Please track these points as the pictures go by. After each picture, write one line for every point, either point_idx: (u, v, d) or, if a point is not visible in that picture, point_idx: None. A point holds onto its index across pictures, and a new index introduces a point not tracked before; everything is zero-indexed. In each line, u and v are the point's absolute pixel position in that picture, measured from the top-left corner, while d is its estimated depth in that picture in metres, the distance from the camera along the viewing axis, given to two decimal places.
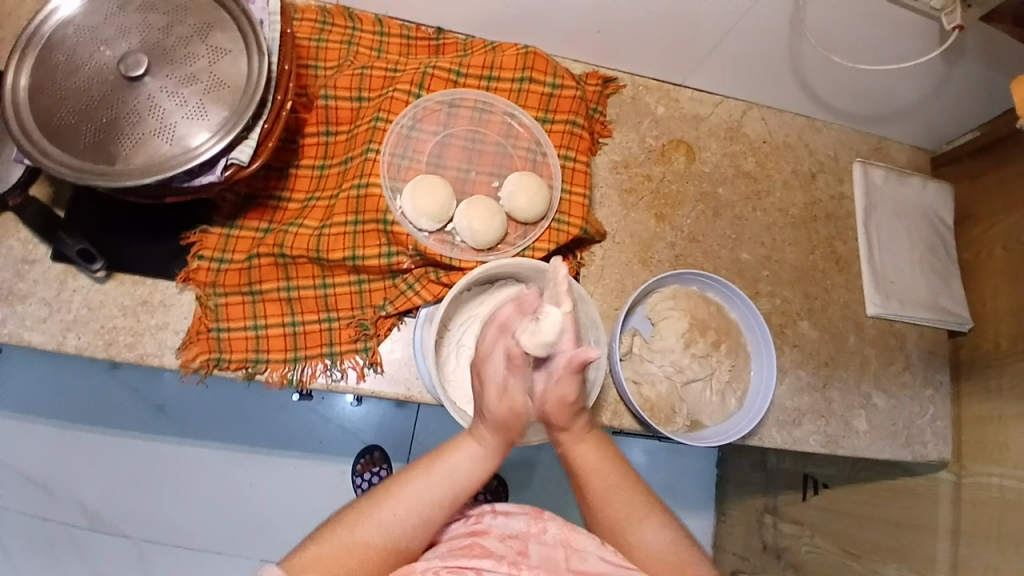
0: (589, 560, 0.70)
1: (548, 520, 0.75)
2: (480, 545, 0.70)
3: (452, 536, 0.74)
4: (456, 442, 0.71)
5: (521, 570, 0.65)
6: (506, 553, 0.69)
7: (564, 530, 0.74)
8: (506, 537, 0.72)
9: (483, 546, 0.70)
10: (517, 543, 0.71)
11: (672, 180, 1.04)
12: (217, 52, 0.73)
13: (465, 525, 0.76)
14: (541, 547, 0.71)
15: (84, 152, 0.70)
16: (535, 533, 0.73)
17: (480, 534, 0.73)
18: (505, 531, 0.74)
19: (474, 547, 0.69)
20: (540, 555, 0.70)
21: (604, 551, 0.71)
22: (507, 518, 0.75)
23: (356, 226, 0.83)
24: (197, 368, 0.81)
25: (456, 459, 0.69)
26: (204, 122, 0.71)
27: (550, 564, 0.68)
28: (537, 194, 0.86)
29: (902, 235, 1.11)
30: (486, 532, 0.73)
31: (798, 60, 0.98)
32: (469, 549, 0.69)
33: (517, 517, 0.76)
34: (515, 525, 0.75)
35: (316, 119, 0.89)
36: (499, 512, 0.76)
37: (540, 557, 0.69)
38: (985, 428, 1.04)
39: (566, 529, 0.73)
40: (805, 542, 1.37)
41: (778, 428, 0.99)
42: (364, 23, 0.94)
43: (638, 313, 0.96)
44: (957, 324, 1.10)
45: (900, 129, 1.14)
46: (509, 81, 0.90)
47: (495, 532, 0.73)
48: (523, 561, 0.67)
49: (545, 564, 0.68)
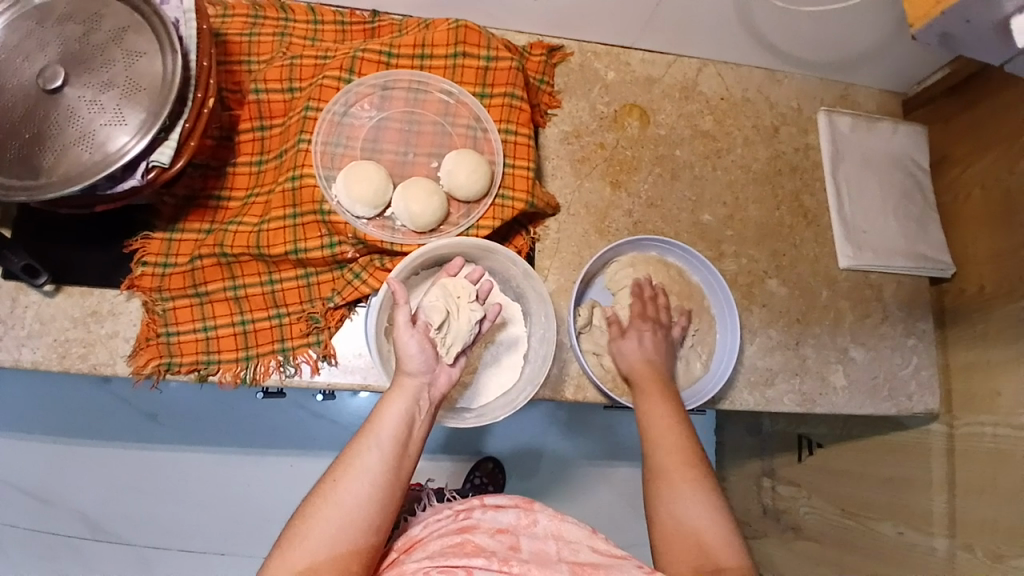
0: (581, 551, 0.75)
1: (538, 512, 0.81)
2: (471, 541, 0.72)
3: (440, 533, 0.76)
4: (379, 406, 0.69)
5: (512, 565, 0.68)
6: (498, 548, 0.72)
7: (554, 522, 0.79)
8: (495, 531, 0.76)
9: (474, 543, 0.72)
10: (507, 538, 0.75)
11: (626, 146, 1.01)
12: (132, 55, 0.73)
13: (453, 521, 0.78)
14: (532, 540, 0.76)
15: (11, 169, 0.70)
16: (525, 526, 0.78)
17: (469, 530, 0.75)
18: (495, 526, 0.78)
19: (465, 544, 0.71)
20: (531, 549, 0.73)
21: (594, 541, 0.77)
22: (497, 512, 0.80)
23: (294, 219, 0.82)
24: (149, 374, 0.81)
25: (390, 413, 0.68)
26: (123, 126, 0.71)
27: (541, 556, 0.73)
28: (476, 171, 0.84)
29: (873, 182, 1.07)
30: (475, 528, 0.76)
31: (745, 10, 0.95)
32: (460, 546, 0.71)
33: (508, 511, 0.80)
34: (503, 519, 0.79)
35: (249, 114, 0.88)
36: (488, 507, 0.80)
37: (531, 550, 0.73)
38: (974, 375, 1.01)
39: (556, 520, 0.80)
40: (803, 504, 1.35)
41: (750, 390, 0.97)
42: (296, 13, 0.93)
43: (596, 284, 0.94)
44: (937, 270, 1.06)
45: (866, 73, 1.09)
46: (442, 58, 0.88)
47: (485, 527, 0.77)
48: (514, 555, 0.71)
49: (536, 558, 0.72)
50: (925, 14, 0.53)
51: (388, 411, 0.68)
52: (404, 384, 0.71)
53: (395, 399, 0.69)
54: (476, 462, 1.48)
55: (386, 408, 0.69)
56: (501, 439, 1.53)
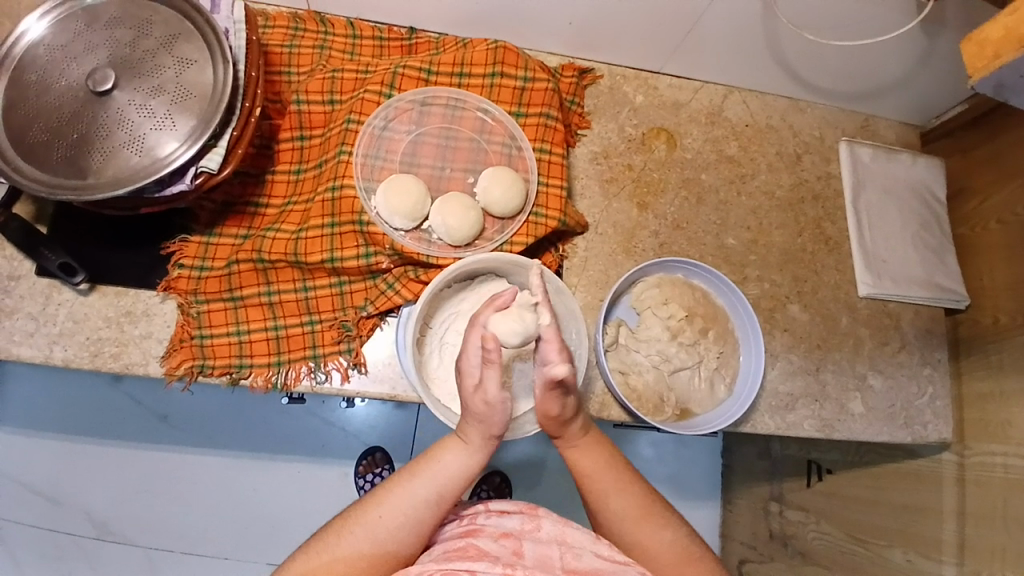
0: (584, 556, 0.70)
1: (542, 518, 0.76)
2: (474, 546, 0.69)
3: (447, 537, 0.74)
4: (440, 449, 0.71)
5: (516, 570, 0.65)
6: (501, 553, 0.69)
7: (559, 527, 0.74)
8: (500, 536, 0.72)
9: (477, 547, 0.69)
10: (512, 542, 0.71)
11: (653, 168, 1.03)
12: (183, 62, 0.74)
13: (459, 526, 0.75)
14: (536, 545, 0.71)
15: (57, 169, 0.71)
16: (530, 531, 0.73)
17: (474, 534, 0.72)
18: (499, 530, 0.74)
19: (467, 548, 0.69)
20: (534, 554, 0.69)
21: (598, 546, 0.72)
22: (501, 517, 0.75)
23: (332, 228, 0.83)
24: (181, 376, 0.82)
25: (446, 460, 0.69)
26: (173, 132, 0.72)
27: (543, 561, 0.68)
28: (511, 188, 0.86)
29: (893, 212, 1.09)
30: (480, 532, 0.73)
31: (774, 40, 0.97)
32: (462, 551, 0.68)
33: (512, 517, 0.76)
34: (508, 524, 0.75)
35: (290, 124, 0.90)
36: (493, 513, 0.76)
37: (534, 556, 0.69)
38: (987, 405, 1.02)
39: (560, 526, 0.74)
40: (811, 529, 1.35)
41: (770, 413, 0.98)
42: (336, 27, 0.95)
43: (623, 303, 0.95)
44: (953, 301, 1.07)
45: (888, 106, 1.12)
46: (480, 77, 0.90)
47: (489, 531, 0.73)
48: (518, 561, 0.67)
49: (540, 563, 0.68)
50: (984, 64, 0.53)
51: (447, 457, 0.69)
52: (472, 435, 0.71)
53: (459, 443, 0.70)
54: (486, 475, 1.48)
55: (446, 452, 0.70)
56: (510, 453, 1.53)
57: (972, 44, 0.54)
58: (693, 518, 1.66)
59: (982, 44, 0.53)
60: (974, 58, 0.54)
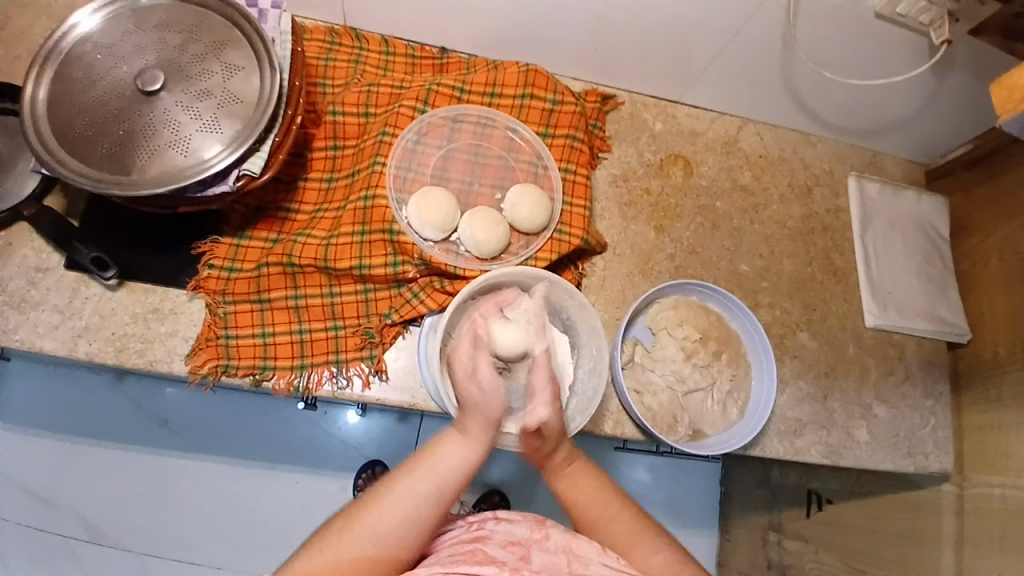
0: (591, 565, 0.66)
1: (551, 528, 0.72)
2: (482, 551, 0.67)
3: (454, 542, 0.72)
4: (437, 442, 0.67)
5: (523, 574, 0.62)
6: (509, 558, 0.66)
7: (567, 537, 0.70)
8: (508, 543, 0.69)
9: (485, 552, 0.67)
10: (519, 549, 0.68)
11: (670, 193, 1.06)
12: (230, 69, 0.76)
13: (467, 532, 0.73)
14: (544, 553, 0.68)
15: (102, 163, 0.72)
16: (538, 540, 0.70)
17: (482, 540, 0.70)
18: (508, 538, 0.71)
19: (476, 553, 0.66)
20: (541, 560, 0.66)
21: (608, 557, 0.67)
22: (509, 525, 0.73)
23: (362, 236, 0.86)
24: (205, 375, 0.83)
25: (443, 454, 0.65)
26: (218, 135, 0.74)
27: (551, 569, 0.65)
28: (538, 205, 0.89)
29: (899, 247, 1.12)
30: (489, 538, 0.71)
31: (790, 77, 1.01)
32: (470, 555, 0.66)
33: (520, 525, 0.73)
34: (517, 533, 0.72)
35: (324, 134, 0.93)
36: (501, 520, 0.74)
37: (542, 562, 0.66)
38: (986, 438, 1.04)
39: (569, 535, 0.70)
40: (811, 558, 1.35)
41: (780, 437, 0.99)
42: (370, 43, 0.98)
43: (639, 323, 0.97)
44: (956, 334, 1.10)
45: (892, 144, 1.17)
46: (511, 98, 0.95)
47: (498, 538, 0.71)
48: (524, 566, 0.64)
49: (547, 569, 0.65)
50: (1011, 107, 0.57)
51: (446, 452, 0.66)
52: (467, 424, 0.68)
53: (459, 437, 0.67)
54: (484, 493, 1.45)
55: (445, 447, 0.66)
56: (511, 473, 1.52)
57: (1000, 90, 0.58)
58: (689, 545, 1.65)
59: (1011, 88, 0.57)
60: (1003, 100, 0.58)
